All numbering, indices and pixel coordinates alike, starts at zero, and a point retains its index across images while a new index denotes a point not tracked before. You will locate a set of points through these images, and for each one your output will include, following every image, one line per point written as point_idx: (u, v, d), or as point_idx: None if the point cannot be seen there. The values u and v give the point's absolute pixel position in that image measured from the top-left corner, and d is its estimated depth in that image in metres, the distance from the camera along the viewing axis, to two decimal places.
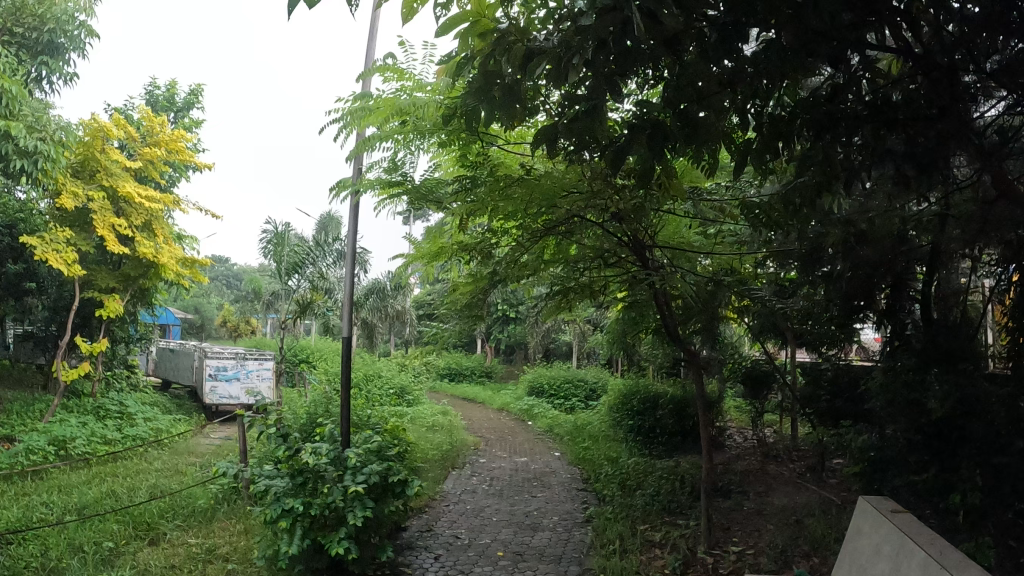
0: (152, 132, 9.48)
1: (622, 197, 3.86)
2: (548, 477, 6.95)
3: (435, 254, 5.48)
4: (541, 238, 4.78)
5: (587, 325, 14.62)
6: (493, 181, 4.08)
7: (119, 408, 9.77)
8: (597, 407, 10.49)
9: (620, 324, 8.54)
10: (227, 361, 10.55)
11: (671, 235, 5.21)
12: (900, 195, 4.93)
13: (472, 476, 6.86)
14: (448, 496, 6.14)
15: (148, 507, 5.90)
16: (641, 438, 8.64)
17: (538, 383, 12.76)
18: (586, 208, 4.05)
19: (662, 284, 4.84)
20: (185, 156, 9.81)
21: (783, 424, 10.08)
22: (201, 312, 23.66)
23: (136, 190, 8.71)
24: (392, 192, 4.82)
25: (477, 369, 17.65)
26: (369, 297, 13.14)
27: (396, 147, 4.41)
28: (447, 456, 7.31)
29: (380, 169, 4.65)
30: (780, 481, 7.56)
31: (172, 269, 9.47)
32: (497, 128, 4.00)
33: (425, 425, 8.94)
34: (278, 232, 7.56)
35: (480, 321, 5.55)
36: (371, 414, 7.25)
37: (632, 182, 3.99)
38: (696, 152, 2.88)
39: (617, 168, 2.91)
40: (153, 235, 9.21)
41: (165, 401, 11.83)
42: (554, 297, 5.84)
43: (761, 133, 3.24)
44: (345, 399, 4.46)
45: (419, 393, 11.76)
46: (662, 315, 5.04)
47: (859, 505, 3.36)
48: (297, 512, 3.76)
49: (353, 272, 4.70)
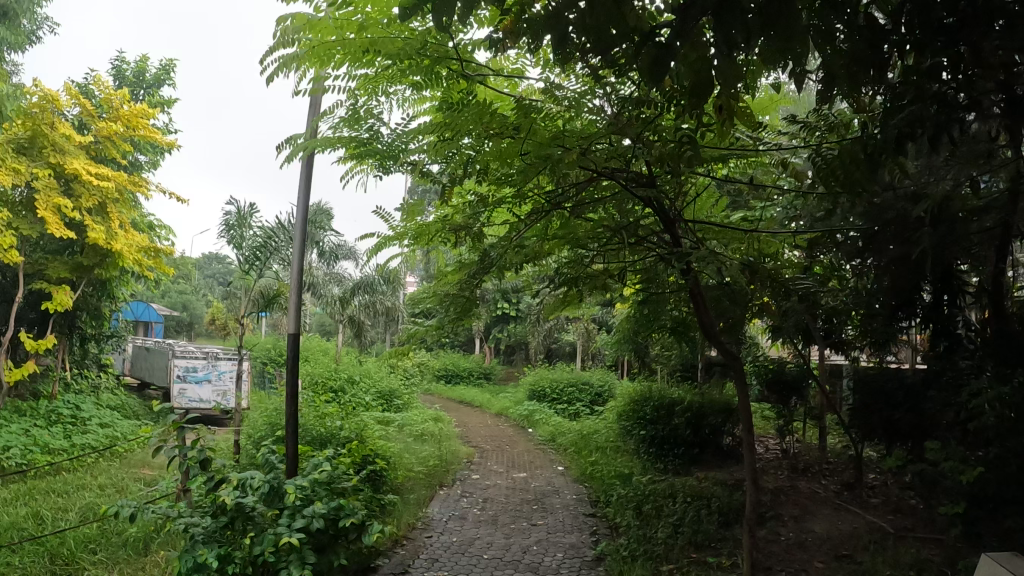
0: (113, 108, 8.68)
1: (654, 142, 2.86)
2: (550, 499, 5.98)
3: (416, 237, 4.50)
4: (545, 208, 3.76)
5: (592, 323, 13.68)
6: (478, 125, 3.08)
7: (73, 412, 8.84)
8: (605, 414, 9.55)
9: (631, 321, 7.57)
10: (197, 361, 9.54)
11: (703, 211, 4.22)
12: (986, 156, 3.94)
13: (462, 497, 5.90)
14: (432, 524, 5.19)
15: (72, 535, 4.97)
16: (655, 451, 7.68)
17: (538, 386, 11.83)
18: (603, 158, 3.04)
19: (700, 266, 3.81)
20: (151, 136, 8.96)
21: (810, 434, 9.09)
22: (190, 311, 22.79)
23: (87, 169, 7.76)
24: (357, 154, 3.85)
25: (475, 370, 16.70)
26: (357, 293, 12.16)
27: (356, 88, 3.44)
28: (434, 473, 6.33)
29: (339, 121, 3.68)
30: (818, 504, 6.61)
31: (132, 258, 8.47)
32: (484, 52, 3.03)
33: (412, 433, 7.97)
34: (240, 213, 6.57)
35: (471, 322, 4.48)
36: (345, 424, 6.29)
37: (665, 122, 2.98)
38: (775, 52, 1.92)
39: (658, 78, 1.95)
40: (109, 219, 8.23)
41: (134, 405, 10.90)
42: (561, 290, 4.82)
43: (855, 44, 2.28)
44: (291, 416, 3.50)
45: (409, 397, 10.80)
46: (698, 308, 4.00)
47: (989, 570, 2.40)
48: (211, 569, 2.85)
49: (305, 250, 3.69)
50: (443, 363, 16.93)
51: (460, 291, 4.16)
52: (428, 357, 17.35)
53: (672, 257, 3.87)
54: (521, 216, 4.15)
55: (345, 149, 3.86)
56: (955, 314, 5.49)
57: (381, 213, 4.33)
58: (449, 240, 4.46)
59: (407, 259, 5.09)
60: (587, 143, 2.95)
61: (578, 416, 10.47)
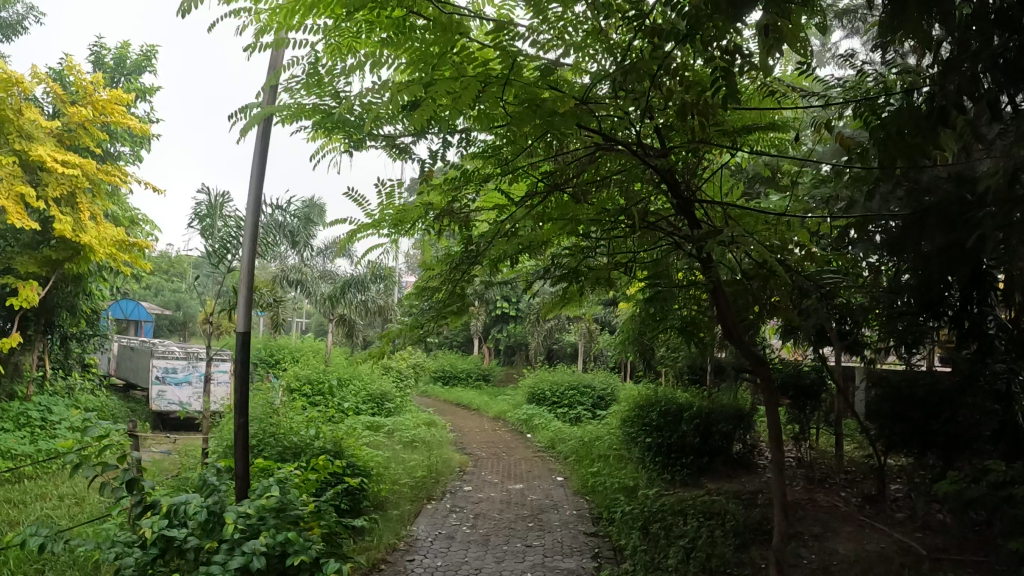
0: (86, 93, 8.19)
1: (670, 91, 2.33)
2: (547, 514, 5.48)
3: (395, 225, 3.97)
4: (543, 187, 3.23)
5: (594, 323, 13.18)
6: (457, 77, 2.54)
7: (43, 416, 8.35)
8: (607, 419, 9.03)
9: (636, 320, 7.06)
10: (177, 362, 8.98)
11: (722, 192, 3.71)
12: None
13: (451, 512, 5.40)
14: (416, 544, 4.69)
15: (14, 555, 4.49)
16: (661, 460, 7.17)
17: (538, 389, 11.31)
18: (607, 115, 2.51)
19: (721, 252, 3.29)
20: (128, 123, 8.48)
21: (825, 441, 8.58)
22: (183, 310, 22.29)
23: (53, 155, 7.26)
24: (324, 123, 3.32)
25: (474, 372, 16.18)
26: (348, 290, 11.63)
27: (318, 42, 2.91)
28: (422, 486, 5.82)
29: (300, 83, 3.15)
30: (838, 520, 6.11)
31: (104, 252, 7.97)
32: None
33: (402, 439, 7.46)
34: (212, 201, 6.05)
35: (460, 321, 3.96)
36: (324, 431, 5.78)
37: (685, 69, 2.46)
38: None
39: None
40: (78, 210, 7.72)
41: (113, 407, 10.40)
42: (560, 285, 4.29)
43: None
44: (241, 428, 3.00)
45: (402, 399, 10.30)
46: (720, 301, 3.48)
47: None
48: None
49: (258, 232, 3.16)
50: (440, 364, 16.43)
51: (448, 283, 3.65)
52: (425, 358, 16.83)
53: (689, 245, 3.35)
54: (514, 200, 3.64)
55: (309, 118, 3.33)
56: (987, 314, 4.98)
57: (355, 196, 3.80)
58: (433, 228, 3.94)
59: (387, 249, 4.53)
60: (590, 101, 2.45)
61: (579, 420, 9.96)
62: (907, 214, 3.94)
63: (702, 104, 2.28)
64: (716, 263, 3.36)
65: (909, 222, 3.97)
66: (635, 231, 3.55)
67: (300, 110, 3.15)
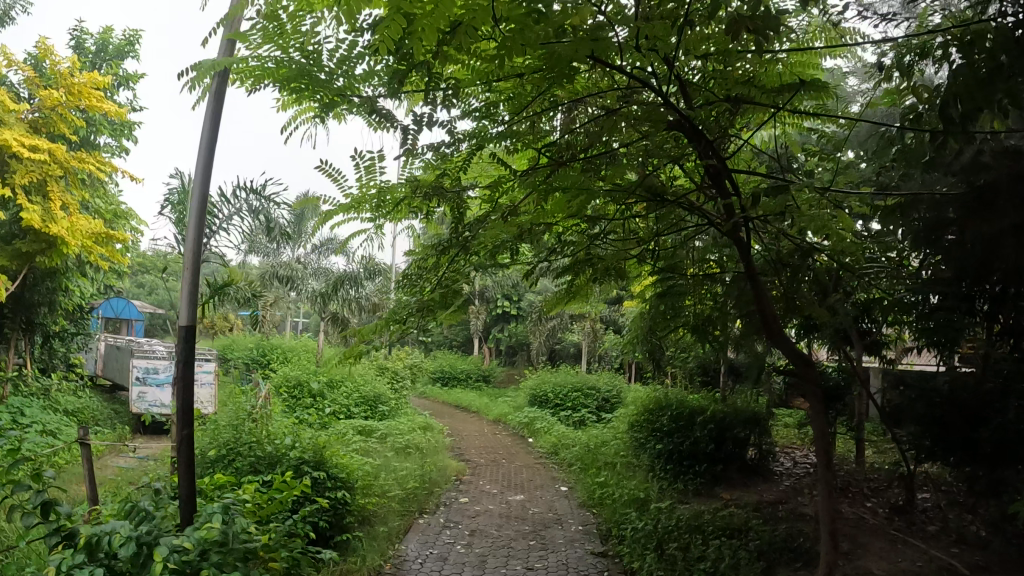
0: (61, 76, 7.72)
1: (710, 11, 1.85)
2: (551, 530, 5.01)
3: (379, 208, 3.47)
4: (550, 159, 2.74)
5: (599, 322, 12.70)
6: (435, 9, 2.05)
7: (15, 418, 7.88)
8: (613, 422, 8.55)
9: (646, 318, 6.57)
10: (158, 361, 8.48)
11: (750, 169, 3.22)
12: None
13: (446, 528, 4.93)
14: (405, 567, 4.21)
15: None
16: (672, 468, 6.68)
17: (540, 390, 10.83)
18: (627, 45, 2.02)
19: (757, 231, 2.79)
20: (107, 110, 8.09)
21: (845, 447, 8.09)
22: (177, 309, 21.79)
23: (20, 141, 6.78)
24: (290, 85, 2.81)
25: (474, 373, 15.70)
26: (342, 287, 11.17)
27: None
28: (414, 498, 5.32)
29: (258, 34, 2.62)
30: (867, 535, 5.63)
31: (77, 244, 7.50)
32: None
33: (396, 445, 6.98)
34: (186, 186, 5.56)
35: (451, 317, 3.49)
36: (308, 438, 5.31)
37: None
38: None
39: None
40: (48, 200, 7.24)
41: (95, 410, 9.92)
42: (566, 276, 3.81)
43: None
44: (186, 446, 2.59)
45: (398, 401, 9.82)
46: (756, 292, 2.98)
47: None
48: None
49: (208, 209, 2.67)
50: (438, 365, 15.95)
51: (431, 282, 3.13)
52: (423, 359, 16.33)
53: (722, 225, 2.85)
54: (515, 175, 3.16)
55: (273, 81, 2.81)
56: None
57: (329, 171, 3.31)
58: (421, 210, 3.45)
59: (367, 239, 4.03)
60: (610, 37, 2.00)
61: (584, 423, 9.48)
62: (960, 192, 3.46)
63: (758, 25, 1.83)
64: (752, 253, 2.88)
65: (960, 203, 3.50)
66: (657, 209, 3.05)
67: (265, 71, 2.67)
